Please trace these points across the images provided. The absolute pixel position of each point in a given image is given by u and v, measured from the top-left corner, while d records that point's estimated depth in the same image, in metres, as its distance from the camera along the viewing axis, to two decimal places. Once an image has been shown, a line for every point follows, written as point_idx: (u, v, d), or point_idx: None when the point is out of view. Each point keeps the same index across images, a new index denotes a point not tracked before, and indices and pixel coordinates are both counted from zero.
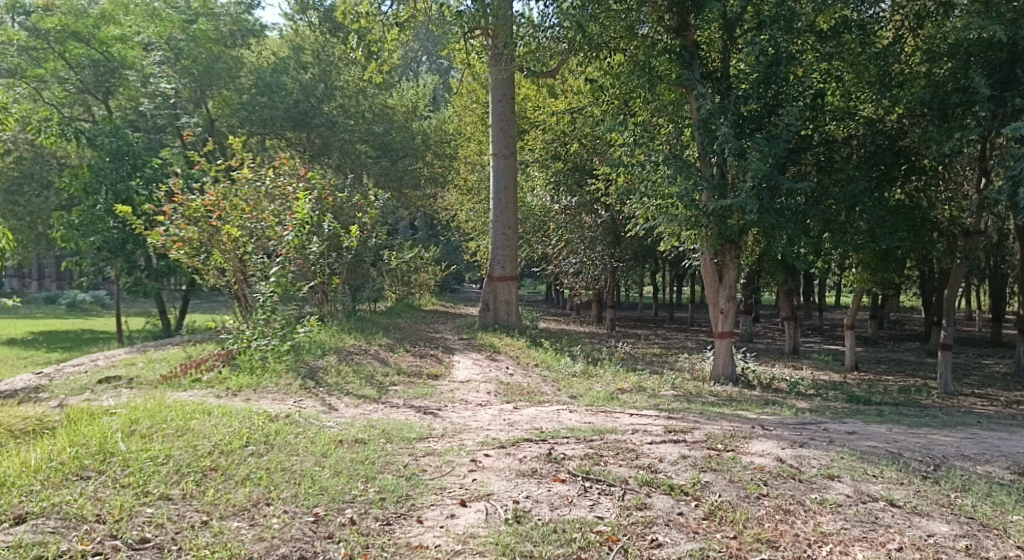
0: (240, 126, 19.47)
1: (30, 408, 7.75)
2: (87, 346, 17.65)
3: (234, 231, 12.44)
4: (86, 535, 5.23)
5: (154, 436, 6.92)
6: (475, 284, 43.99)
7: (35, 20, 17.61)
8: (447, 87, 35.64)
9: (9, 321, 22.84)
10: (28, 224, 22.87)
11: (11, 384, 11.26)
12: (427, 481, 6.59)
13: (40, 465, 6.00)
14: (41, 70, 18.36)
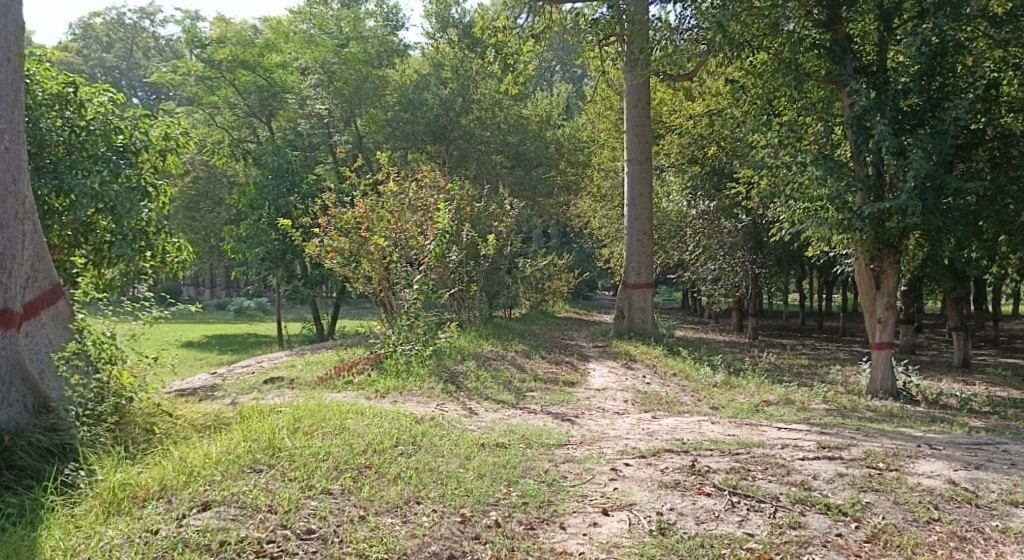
0: (385, 142, 20.18)
1: (209, 405, 8.44)
2: (253, 349, 18.76)
3: (380, 241, 13.12)
4: (261, 523, 5.62)
5: (315, 433, 7.37)
6: (608, 292, 43.97)
7: (210, 52, 19.36)
8: (580, 95, 35.93)
9: (183, 325, 24.75)
10: (202, 237, 24.65)
11: (190, 383, 12.17)
12: (568, 488, 6.71)
13: (220, 457, 6.50)
14: (214, 98, 20.22)
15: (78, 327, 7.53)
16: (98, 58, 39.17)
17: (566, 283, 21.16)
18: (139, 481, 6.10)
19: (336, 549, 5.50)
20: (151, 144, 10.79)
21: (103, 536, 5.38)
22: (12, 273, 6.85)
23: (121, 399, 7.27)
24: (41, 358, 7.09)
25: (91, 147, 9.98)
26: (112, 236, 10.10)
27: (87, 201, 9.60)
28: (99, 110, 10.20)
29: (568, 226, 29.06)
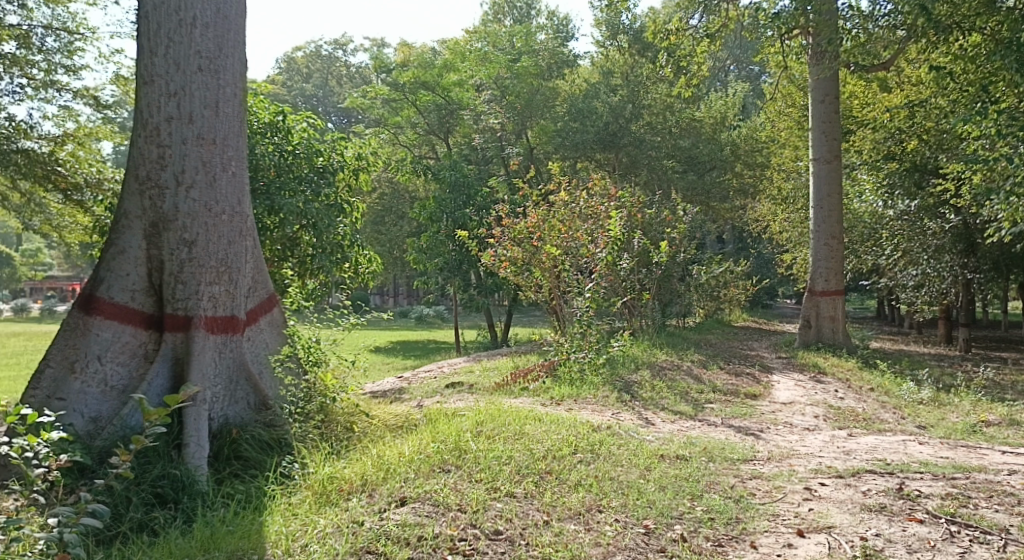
0: (556, 152, 20.35)
1: (399, 408, 8.80)
2: (433, 355, 19.35)
3: (551, 250, 13.21)
4: (452, 522, 5.69)
5: (497, 437, 7.44)
6: (792, 300, 42.22)
7: (395, 76, 20.58)
8: (758, 94, 34.80)
9: (371, 332, 26.03)
10: (387, 249, 25.71)
11: (380, 385, 13.12)
12: (757, 505, 6.40)
13: (413, 456, 6.72)
14: (399, 118, 21.41)
15: (290, 333, 8.07)
16: (298, 88, 41.77)
17: (744, 291, 20.48)
18: (343, 476, 6.44)
19: (523, 551, 5.47)
20: (348, 164, 11.34)
21: (316, 522, 5.66)
22: (238, 284, 7.40)
23: (327, 398, 7.70)
24: (261, 360, 7.64)
25: (297, 170, 10.61)
26: (314, 249, 10.72)
27: (294, 218, 10.27)
28: (302, 135, 10.84)
29: (746, 231, 28.19)
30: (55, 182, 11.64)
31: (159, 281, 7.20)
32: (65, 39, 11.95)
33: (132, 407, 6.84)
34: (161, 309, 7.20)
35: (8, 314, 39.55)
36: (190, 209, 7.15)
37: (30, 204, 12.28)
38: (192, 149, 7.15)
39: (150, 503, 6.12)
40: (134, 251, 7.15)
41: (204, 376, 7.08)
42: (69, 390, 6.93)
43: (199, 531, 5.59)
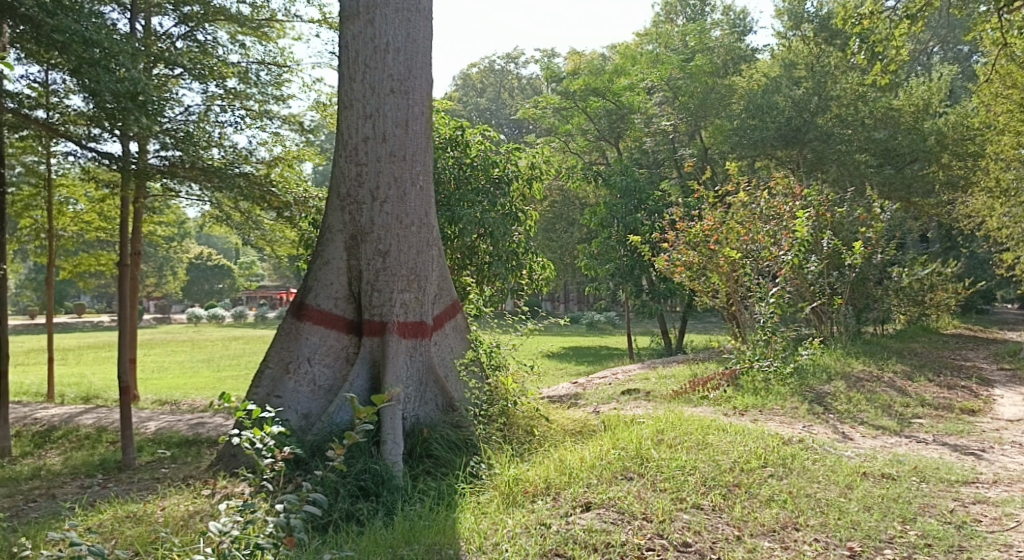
0: (731, 151, 19.60)
1: (575, 414, 8.54)
2: (606, 361, 19.06)
3: (730, 253, 12.61)
4: (639, 530, 5.39)
5: (679, 446, 7.01)
6: (1010, 302, 38.42)
7: (566, 84, 20.22)
8: (969, 76, 31.88)
9: (548, 338, 26.05)
10: (559, 256, 25.64)
11: (554, 390, 12.97)
12: (983, 533, 5.63)
13: (594, 462, 6.47)
14: (568, 126, 21.10)
15: (473, 338, 8.05)
16: (473, 102, 42.41)
17: (950, 296, 18.78)
18: (528, 477, 6.29)
19: None
20: (521, 174, 11.10)
21: (505, 523, 5.54)
22: (426, 291, 7.46)
23: (509, 401, 7.56)
24: (447, 364, 7.63)
25: (474, 181, 10.70)
26: (490, 257, 10.67)
27: (472, 227, 10.35)
28: (479, 148, 10.88)
29: (952, 229, 25.91)
30: (268, 203, 10.32)
31: (358, 290, 7.41)
32: (273, 64, 11.32)
33: (339, 404, 7.02)
34: (360, 315, 7.40)
35: (225, 319, 42.71)
36: (383, 222, 7.30)
37: (245, 226, 11.47)
38: (386, 165, 7.30)
39: (355, 495, 6.19)
40: (337, 263, 7.40)
41: (398, 378, 7.18)
42: (284, 388, 7.27)
43: (401, 523, 5.62)
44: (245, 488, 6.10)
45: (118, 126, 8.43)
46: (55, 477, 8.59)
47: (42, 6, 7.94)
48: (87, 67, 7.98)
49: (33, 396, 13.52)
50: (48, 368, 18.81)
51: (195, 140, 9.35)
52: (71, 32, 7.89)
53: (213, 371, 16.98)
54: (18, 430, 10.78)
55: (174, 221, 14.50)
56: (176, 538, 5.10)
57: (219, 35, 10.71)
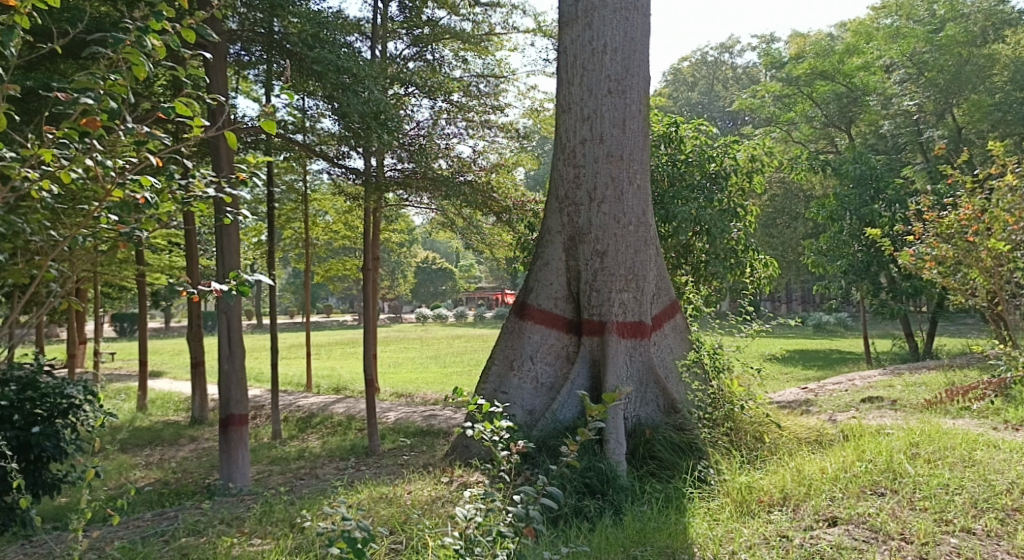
0: (992, 129, 17.31)
1: (809, 421, 7.53)
2: (840, 365, 17.51)
3: (995, 244, 10.97)
4: (896, 551, 4.54)
5: (940, 462, 5.87)
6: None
7: (788, 69, 19.33)
8: None
9: (775, 339, 24.54)
10: (781, 252, 24.09)
11: (781, 396, 11.93)
12: None
13: (838, 474, 5.57)
14: (792, 114, 20.02)
15: (694, 340, 7.23)
16: (685, 97, 41.09)
17: None
18: (762, 486, 5.49)
19: None
20: (740, 168, 9.96)
21: (740, 533, 4.84)
22: (646, 290, 6.76)
23: (735, 405, 6.67)
24: (668, 365, 6.91)
25: (689, 178, 9.81)
26: (707, 256, 9.75)
27: (688, 225, 9.46)
28: (694, 144, 10.03)
29: None
30: (490, 210, 9.54)
31: (577, 289, 6.84)
32: (490, 77, 10.76)
33: (563, 400, 6.54)
34: (579, 315, 6.83)
35: (449, 319, 44.11)
36: (600, 222, 6.69)
37: (466, 232, 10.93)
38: (603, 167, 6.68)
39: (580, 492, 5.68)
40: (556, 263, 6.89)
41: (619, 378, 6.53)
42: (509, 385, 6.84)
43: (630, 522, 5.08)
44: (481, 477, 5.78)
45: (363, 143, 8.39)
46: (314, 459, 8.71)
47: (304, 39, 7.86)
48: (338, 92, 7.87)
49: (295, 385, 14.23)
50: (304, 362, 19.94)
51: (428, 150, 9.19)
52: (325, 60, 7.76)
53: (439, 368, 17.23)
54: (284, 415, 11.16)
55: (407, 228, 14.65)
56: (425, 519, 4.76)
57: (446, 55, 10.52)
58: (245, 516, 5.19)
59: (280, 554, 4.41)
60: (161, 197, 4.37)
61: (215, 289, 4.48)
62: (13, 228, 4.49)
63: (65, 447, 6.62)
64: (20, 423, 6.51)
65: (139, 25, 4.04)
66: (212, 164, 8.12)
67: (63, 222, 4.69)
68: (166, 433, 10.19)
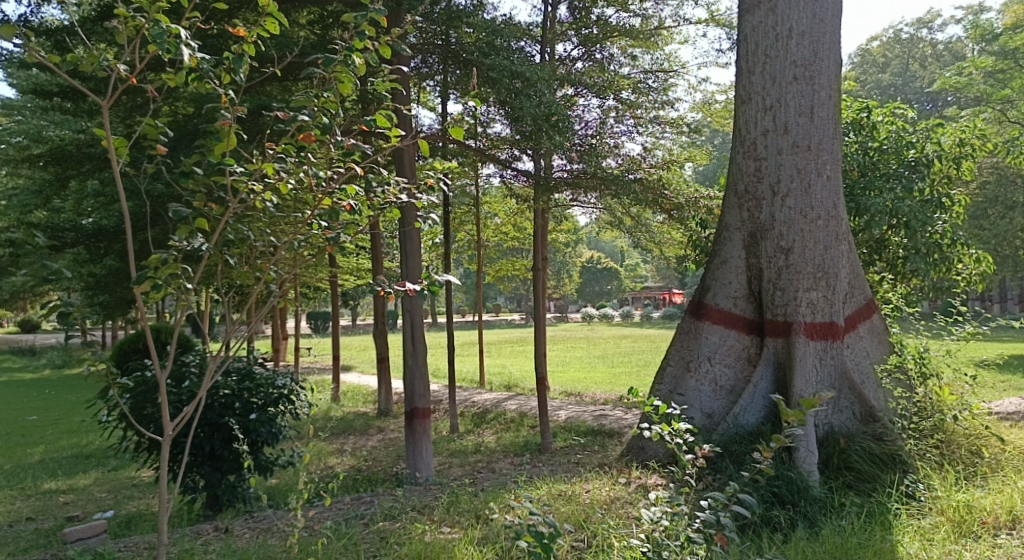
0: None
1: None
2: None
3: None
4: None
5: None
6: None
7: (1002, 42, 17.65)
8: None
9: (985, 341, 22.42)
10: (991, 247, 22.01)
11: (994, 406, 10.81)
12: None
13: None
14: (1006, 92, 18.15)
15: (895, 342, 6.50)
16: (875, 79, 38.29)
17: None
18: (984, 506, 4.96)
19: None
20: (946, 152, 8.66)
21: (962, 556, 4.41)
22: (838, 289, 6.19)
23: (946, 415, 6.01)
24: (864, 369, 6.23)
25: (883, 168, 8.68)
26: (906, 251, 8.54)
27: (882, 219, 8.28)
28: (888, 129, 8.80)
29: None
30: (661, 208, 8.80)
31: (759, 288, 6.39)
32: (660, 71, 9.63)
33: (745, 404, 6.12)
34: (761, 315, 6.37)
35: (616, 319, 43.76)
36: (786, 217, 6.23)
37: (634, 231, 9.94)
38: (788, 158, 6.23)
39: (768, 501, 5.24)
40: (735, 261, 6.48)
41: (808, 384, 5.99)
42: (685, 387, 6.49)
43: (828, 536, 4.72)
44: (662, 480, 5.51)
45: (533, 146, 8.11)
46: (491, 454, 8.76)
47: (480, 47, 7.90)
48: (511, 95, 7.74)
49: (468, 381, 14.45)
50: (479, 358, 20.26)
51: (599, 149, 8.51)
52: (499, 66, 7.67)
53: (611, 367, 16.96)
54: (460, 410, 11.37)
55: (573, 228, 14.58)
56: (607, 518, 4.60)
57: (616, 52, 9.63)
58: (434, 504, 5.22)
59: (469, 543, 4.41)
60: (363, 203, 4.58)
61: (408, 288, 4.93)
62: (238, 237, 4.60)
63: (278, 432, 6.57)
64: (239, 411, 6.37)
65: (345, 46, 4.39)
66: (396, 169, 8.12)
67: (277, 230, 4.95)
68: (356, 422, 10.56)
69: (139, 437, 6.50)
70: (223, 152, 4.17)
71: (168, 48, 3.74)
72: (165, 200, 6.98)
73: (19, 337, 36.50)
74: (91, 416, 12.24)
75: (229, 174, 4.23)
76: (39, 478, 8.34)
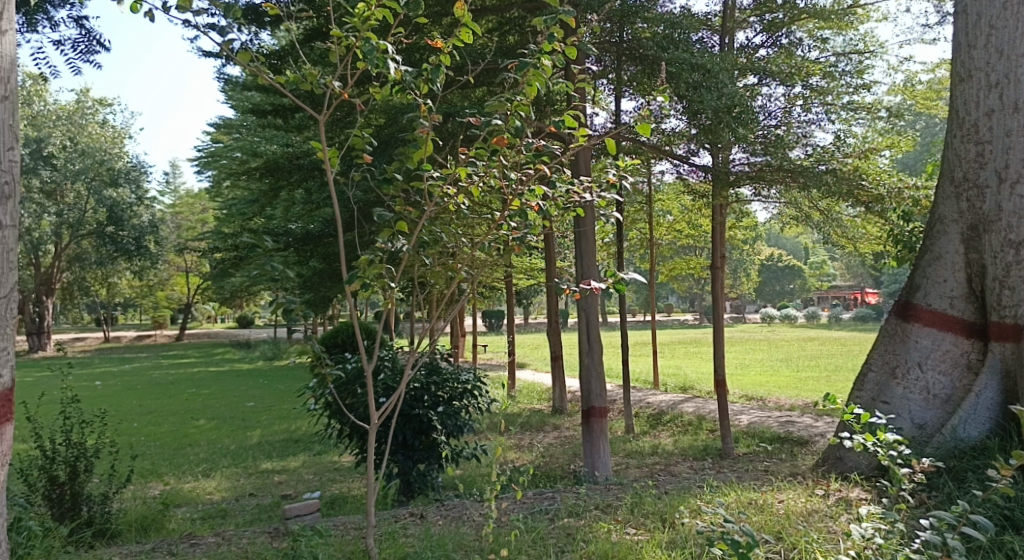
0: None
1: None
2: None
3: None
4: None
5: None
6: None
7: None
8: None
9: None
10: None
11: None
12: None
13: None
14: None
15: None
16: None
17: None
18: None
19: None
20: None
21: None
22: None
23: None
24: None
25: None
26: None
27: None
28: None
29: None
30: (857, 200, 8.26)
31: (982, 287, 5.84)
32: (854, 53, 8.75)
33: (966, 415, 5.63)
34: (984, 317, 5.82)
35: (800, 321, 41.88)
36: (1016, 207, 5.62)
37: (823, 227, 9.29)
38: (1018, 141, 5.65)
39: (998, 524, 4.69)
40: (952, 257, 5.97)
41: None
42: (892, 395, 6.03)
43: None
44: (864, 494, 5.14)
45: (712, 139, 7.78)
46: (669, 456, 8.55)
47: (658, 42, 7.68)
48: (689, 91, 7.43)
49: (642, 382, 14.23)
50: (654, 359, 19.91)
51: (786, 140, 8.12)
52: (679, 60, 7.45)
53: (796, 371, 16.14)
54: (634, 411, 11.21)
55: (752, 224, 14.06)
56: (806, 532, 4.35)
57: (803, 37, 8.91)
58: (617, 504, 5.12)
59: (657, 548, 4.27)
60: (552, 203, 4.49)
61: (594, 285, 4.77)
62: (433, 238, 4.69)
63: (463, 424, 6.68)
64: (428, 403, 6.56)
65: (536, 49, 4.38)
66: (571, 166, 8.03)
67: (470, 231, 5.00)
68: (531, 419, 10.66)
69: (342, 424, 6.84)
70: (421, 159, 4.30)
71: (377, 63, 4.02)
72: (368, 204, 7.41)
73: (232, 331, 39.66)
74: (298, 404, 13.03)
75: (426, 178, 4.38)
76: (257, 458, 8.95)
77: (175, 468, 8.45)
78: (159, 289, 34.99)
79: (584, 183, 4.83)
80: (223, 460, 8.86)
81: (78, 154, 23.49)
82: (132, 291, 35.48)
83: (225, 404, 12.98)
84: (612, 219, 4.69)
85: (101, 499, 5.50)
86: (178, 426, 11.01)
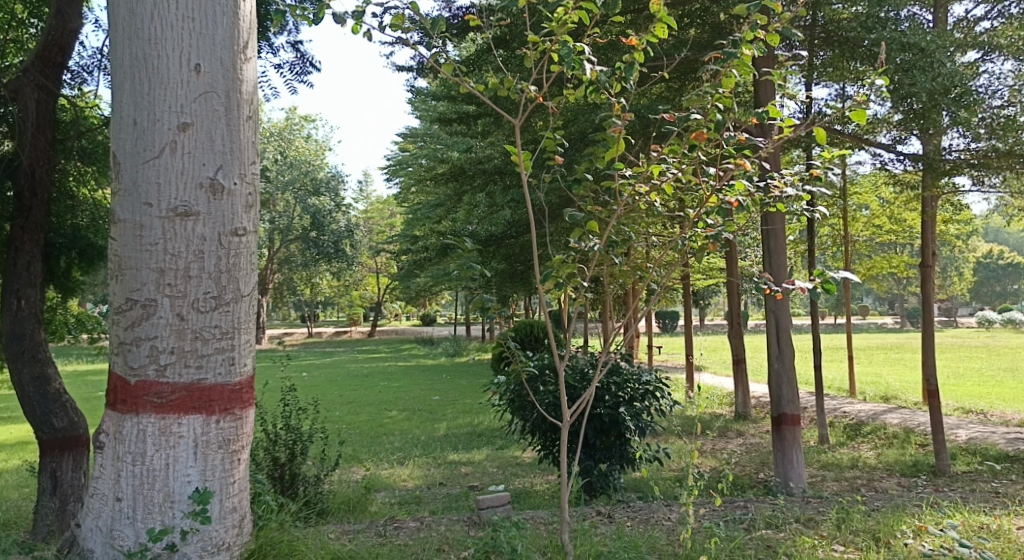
0: None
1: None
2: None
3: None
4: None
5: None
6: None
7: None
8: None
9: None
10: None
11: None
12: None
13: None
14: None
15: None
16: None
17: None
18: None
19: None
20: None
21: None
22: None
23: None
24: None
25: None
26: None
27: None
28: None
29: None
30: None
31: None
32: None
33: None
34: None
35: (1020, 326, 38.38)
36: None
37: None
38: None
39: None
40: None
41: None
42: None
43: None
44: None
45: (923, 125, 7.30)
46: (871, 471, 8.15)
47: (862, 22, 7.32)
48: (900, 73, 7.02)
49: (837, 390, 13.62)
50: (849, 366, 18.91)
51: (1018, 121, 7.46)
52: (889, 39, 7.01)
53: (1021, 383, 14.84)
54: (830, 421, 10.76)
55: (967, 218, 13.15)
56: None
57: None
58: (820, 518, 4.96)
59: None
60: (752, 200, 4.38)
61: (800, 286, 4.64)
62: (622, 237, 4.70)
63: (647, 426, 6.68)
64: (610, 403, 6.59)
65: (734, 39, 4.28)
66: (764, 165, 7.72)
67: (660, 231, 4.97)
68: (713, 424, 10.46)
69: (523, 422, 6.99)
70: (612, 158, 4.33)
71: (573, 64, 4.10)
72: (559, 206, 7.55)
73: (420, 328, 41.39)
74: (483, 400, 13.43)
75: (617, 177, 4.40)
76: (444, 450, 9.33)
77: (374, 456, 8.96)
78: (354, 288, 37.08)
79: (783, 179, 4.68)
80: (415, 449, 9.30)
81: (287, 167, 25.81)
82: (332, 291, 37.84)
83: (414, 397, 13.59)
84: (814, 214, 4.53)
85: (313, 480, 5.97)
86: (374, 416, 11.65)
